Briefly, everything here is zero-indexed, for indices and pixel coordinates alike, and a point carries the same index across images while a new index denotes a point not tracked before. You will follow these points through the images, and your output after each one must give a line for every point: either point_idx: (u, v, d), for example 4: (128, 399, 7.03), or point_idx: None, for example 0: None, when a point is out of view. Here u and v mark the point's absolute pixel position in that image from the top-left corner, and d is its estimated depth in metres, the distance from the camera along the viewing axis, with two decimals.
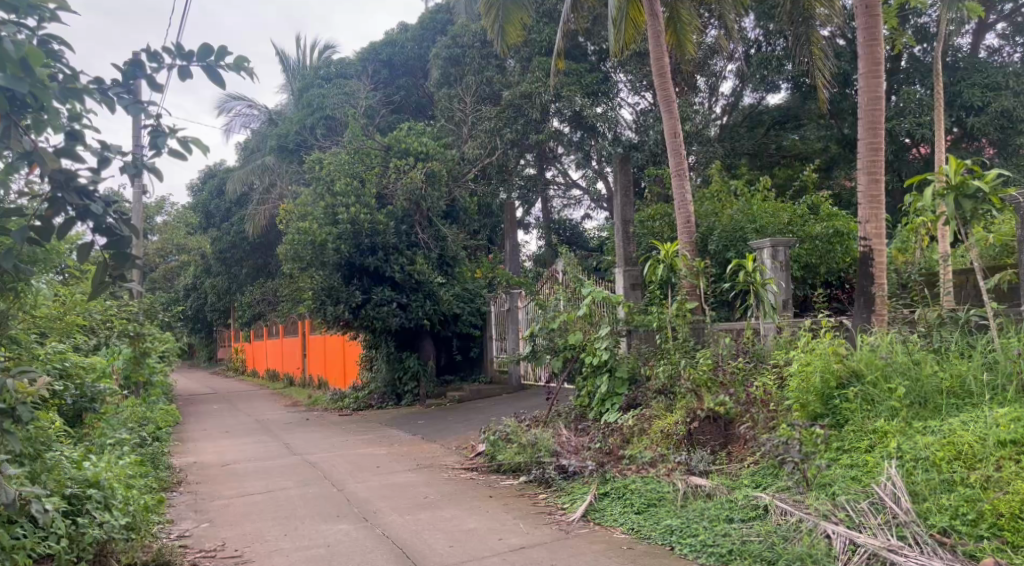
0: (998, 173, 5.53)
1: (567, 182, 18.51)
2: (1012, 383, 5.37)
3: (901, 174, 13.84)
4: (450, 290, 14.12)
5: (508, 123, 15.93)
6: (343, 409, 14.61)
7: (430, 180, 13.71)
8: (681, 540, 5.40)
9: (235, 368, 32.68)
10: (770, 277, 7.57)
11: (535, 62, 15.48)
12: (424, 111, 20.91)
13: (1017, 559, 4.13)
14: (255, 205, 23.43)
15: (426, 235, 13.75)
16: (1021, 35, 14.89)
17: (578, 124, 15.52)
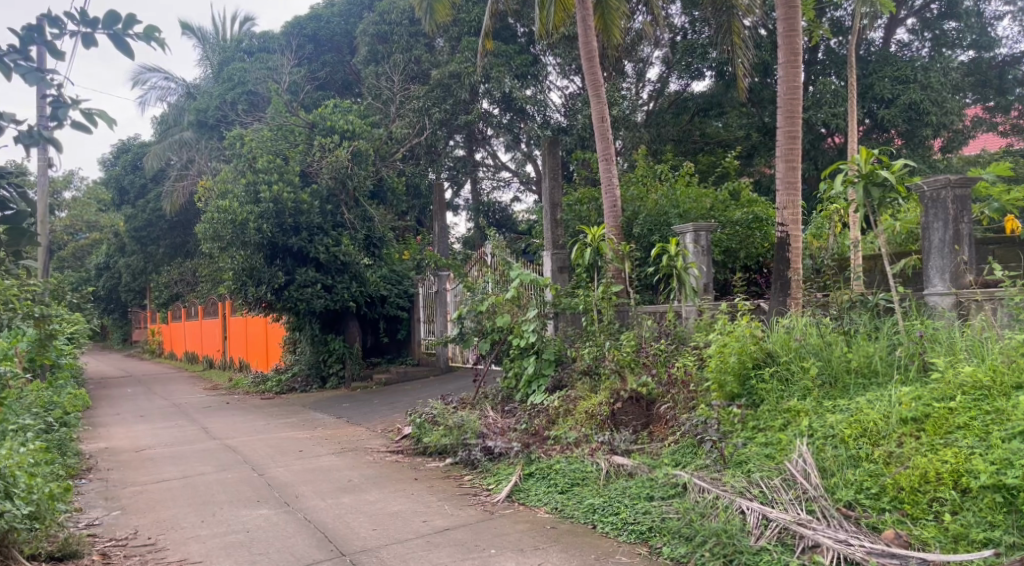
0: (904, 163, 5.78)
1: (496, 164, 18.46)
2: (916, 363, 5.65)
3: (817, 162, 14.25)
4: (377, 272, 13.93)
5: (437, 103, 15.80)
6: (264, 392, 14.32)
7: (357, 159, 13.43)
8: (603, 519, 5.52)
9: (151, 351, 31.54)
10: (692, 261, 7.73)
11: (463, 43, 15.45)
12: (351, 89, 20.52)
13: (916, 531, 4.41)
14: (173, 182, 22.56)
15: (352, 215, 13.49)
16: (929, 30, 15.41)
17: (508, 106, 15.74)
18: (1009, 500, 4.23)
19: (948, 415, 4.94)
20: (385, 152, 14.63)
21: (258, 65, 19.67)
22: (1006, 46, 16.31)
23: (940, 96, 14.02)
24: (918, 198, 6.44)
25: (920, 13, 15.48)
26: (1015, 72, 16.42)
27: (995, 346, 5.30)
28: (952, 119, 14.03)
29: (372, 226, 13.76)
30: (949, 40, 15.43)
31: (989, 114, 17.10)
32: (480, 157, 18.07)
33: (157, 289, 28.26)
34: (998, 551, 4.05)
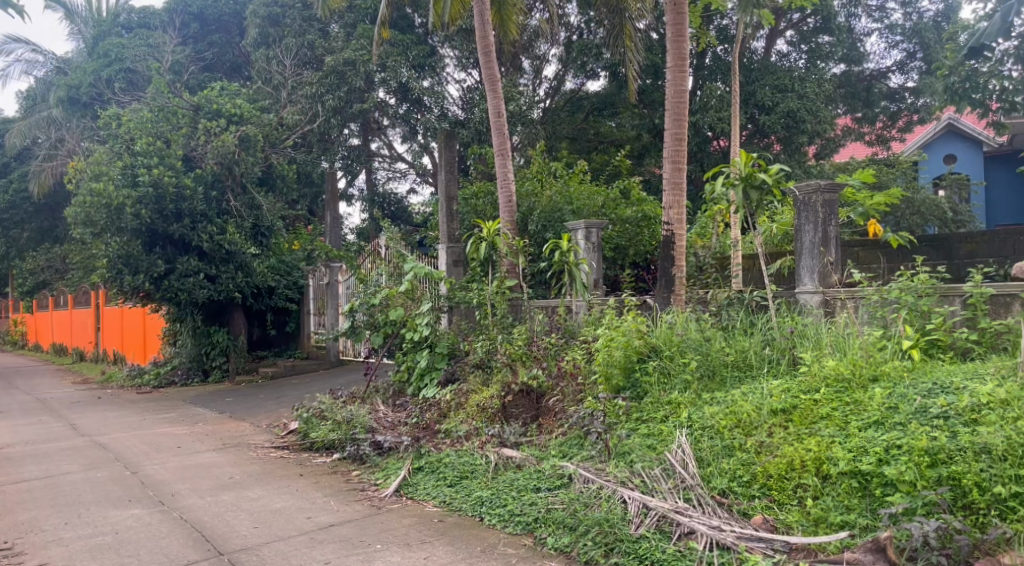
0: (779, 168, 6.08)
1: (392, 155, 18.24)
2: (786, 357, 5.98)
3: (702, 165, 14.78)
4: (264, 262, 13.48)
5: (331, 89, 15.39)
6: (140, 386, 13.68)
7: (243, 144, 13.00)
8: (490, 511, 5.55)
9: (14, 343, 29.29)
10: (583, 257, 7.90)
11: (358, 30, 15.30)
12: (240, 72, 19.98)
13: (782, 516, 4.69)
14: (41, 162, 21.35)
15: (239, 202, 12.96)
16: (805, 43, 16.23)
17: (405, 96, 15.65)
18: (864, 484, 4.56)
19: (813, 406, 5.27)
20: (275, 138, 14.11)
21: (137, 41, 18.74)
22: (874, 61, 17.38)
23: (815, 105, 14.86)
24: (792, 201, 6.81)
25: (798, 26, 16.25)
26: (880, 86, 17.38)
27: (855, 342, 5.72)
28: (825, 128, 14.91)
29: (260, 214, 13.30)
30: (823, 53, 16.11)
31: (857, 125, 18.12)
32: (376, 147, 17.88)
33: (20, 277, 26.29)
34: (853, 532, 4.38)
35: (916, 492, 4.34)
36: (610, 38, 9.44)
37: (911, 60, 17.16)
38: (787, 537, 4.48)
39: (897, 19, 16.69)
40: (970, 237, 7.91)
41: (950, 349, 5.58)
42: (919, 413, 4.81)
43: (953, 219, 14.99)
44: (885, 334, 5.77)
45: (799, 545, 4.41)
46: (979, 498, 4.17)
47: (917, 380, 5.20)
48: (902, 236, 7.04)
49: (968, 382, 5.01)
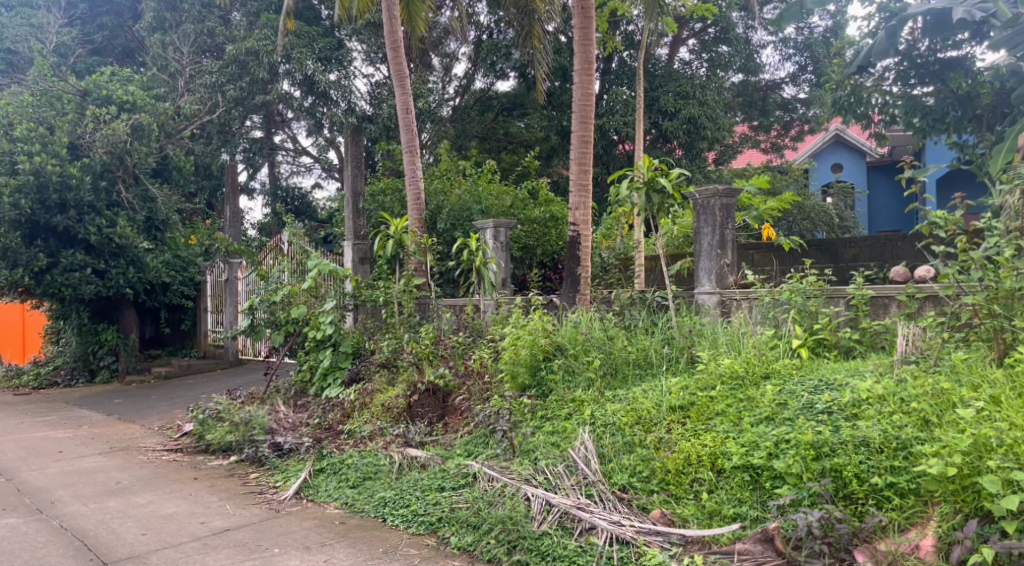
0: (679, 173, 6.39)
1: (297, 149, 17.88)
2: (684, 355, 6.18)
3: (608, 167, 15.06)
4: (157, 258, 12.95)
5: (232, 80, 15.13)
6: (20, 387, 12.88)
7: (136, 133, 12.28)
8: (394, 512, 5.49)
9: None
10: (492, 256, 7.92)
11: (262, 20, 14.95)
12: (132, 57, 19.23)
13: (679, 509, 4.84)
14: None
15: (130, 194, 12.33)
16: (706, 52, 16.48)
17: (309, 89, 15.20)
18: (755, 477, 4.75)
19: (709, 403, 5.45)
20: (171, 127, 13.27)
21: (17, 19, 17.11)
22: (770, 71, 18.17)
23: (714, 113, 15.43)
24: (692, 204, 7.04)
25: (699, 35, 16.57)
26: (775, 97, 18.27)
27: (748, 341, 5.96)
28: (725, 134, 15.70)
29: (155, 207, 12.66)
30: (722, 62, 16.34)
31: (754, 133, 18.69)
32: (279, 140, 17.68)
33: None
34: (744, 523, 4.58)
35: (802, 484, 4.56)
36: (521, 39, 9.51)
37: (803, 72, 18.00)
38: (682, 530, 4.64)
39: (790, 34, 17.55)
40: (853, 243, 8.38)
41: (836, 348, 5.86)
42: (805, 408, 5.05)
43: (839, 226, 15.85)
44: (777, 333, 6.03)
45: (694, 537, 4.59)
46: (858, 489, 4.42)
47: (804, 377, 5.46)
48: (793, 240, 7.36)
49: (849, 378, 5.29)
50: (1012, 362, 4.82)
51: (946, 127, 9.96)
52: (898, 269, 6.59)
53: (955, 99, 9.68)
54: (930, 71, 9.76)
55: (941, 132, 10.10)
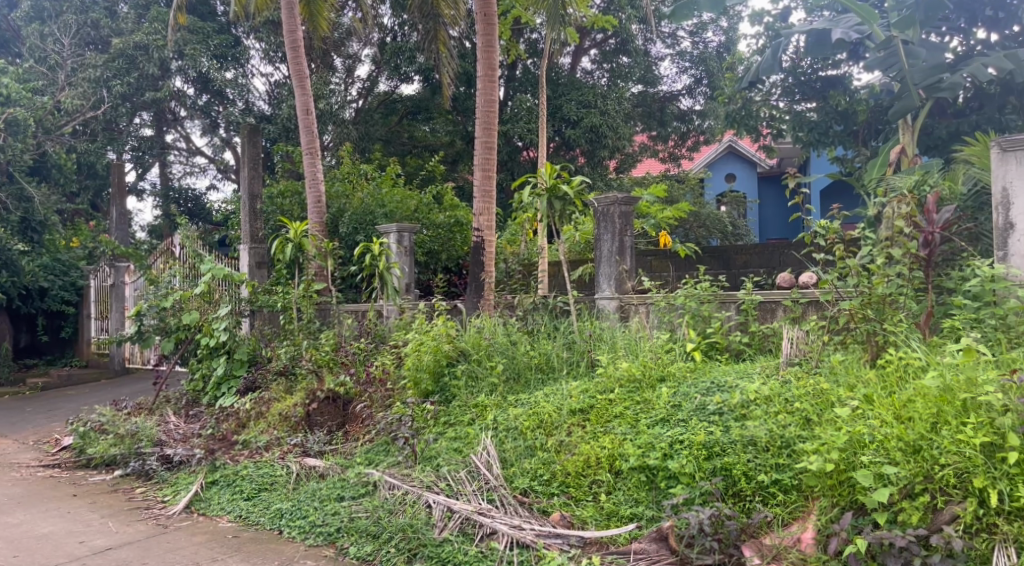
0: (581, 180, 6.45)
1: (190, 148, 17.24)
2: (585, 359, 6.30)
3: (512, 173, 14.97)
4: (35, 260, 12.40)
5: (119, 75, 14.32)
6: None
7: (11, 128, 11.64)
8: (290, 523, 5.32)
9: None
10: (395, 261, 7.85)
11: (151, 14, 14.36)
12: (9, 48, 18.12)
13: (578, 511, 4.91)
14: None
15: (4, 193, 11.54)
16: (607, 62, 17.01)
17: (204, 87, 15.15)
18: (650, 478, 4.89)
19: (608, 406, 5.58)
20: (50, 124, 12.78)
21: None
22: (667, 83, 18.16)
23: (614, 122, 15.63)
24: (593, 211, 7.19)
25: (601, 46, 16.96)
26: (672, 108, 18.13)
27: (645, 345, 6.12)
28: (624, 144, 15.96)
29: (32, 207, 11.97)
30: (623, 72, 16.96)
31: (653, 142, 18.62)
32: (171, 139, 16.78)
33: None
34: (640, 524, 4.69)
35: (695, 483, 4.70)
36: (425, 43, 9.44)
37: (699, 85, 17.99)
38: (581, 531, 4.70)
39: (686, 47, 17.82)
40: (744, 250, 8.76)
41: (727, 351, 6.11)
42: (698, 410, 5.22)
43: (734, 233, 16.39)
44: (672, 337, 6.22)
45: (592, 539, 4.66)
46: (746, 486, 4.60)
47: (697, 380, 5.65)
48: (689, 246, 7.60)
49: (739, 380, 5.52)
50: (884, 363, 5.13)
51: (830, 142, 10.46)
52: (784, 275, 6.88)
53: (836, 113, 10.20)
54: (813, 87, 10.37)
55: (825, 146, 10.57)
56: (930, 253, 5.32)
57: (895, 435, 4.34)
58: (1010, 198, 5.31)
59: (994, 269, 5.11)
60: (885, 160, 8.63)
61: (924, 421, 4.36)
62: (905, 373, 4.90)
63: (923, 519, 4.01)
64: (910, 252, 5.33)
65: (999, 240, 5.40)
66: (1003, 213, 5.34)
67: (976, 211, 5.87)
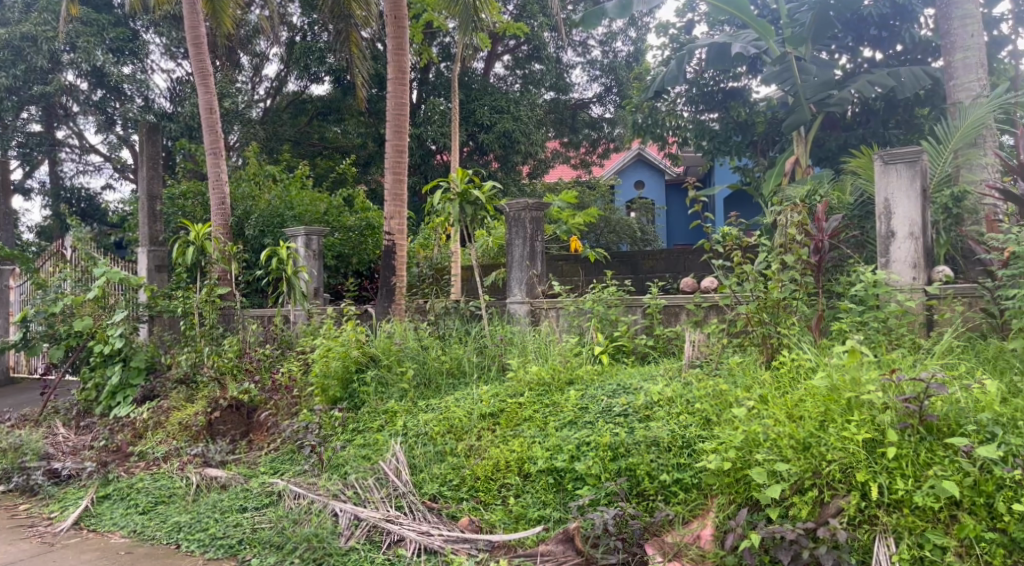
0: (492, 185, 6.52)
1: (83, 146, 16.45)
2: (495, 363, 6.33)
3: (425, 176, 14.95)
4: None
5: (4, 65, 13.62)
6: None
7: None
8: (189, 537, 5.10)
9: None
10: (303, 264, 7.73)
11: (40, 4, 13.65)
12: None
13: (487, 515, 4.92)
14: None
15: None
16: (520, 69, 17.09)
17: (99, 82, 14.36)
18: (558, 480, 4.95)
19: (517, 410, 5.62)
20: None
21: None
22: (578, 91, 18.46)
23: (528, 128, 15.71)
24: (504, 215, 7.24)
25: (513, 52, 17.07)
26: (583, 115, 18.36)
27: (555, 349, 6.19)
28: (537, 149, 16.03)
29: None
30: (535, 79, 17.05)
31: (564, 149, 19.00)
32: (62, 136, 16.02)
33: None
34: (547, 525, 4.73)
35: (601, 484, 4.80)
36: (336, 43, 9.36)
37: (608, 94, 18.36)
38: (489, 535, 4.72)
39: (596, 56, 17.99)
40: (650, 256, 9.09)
41: (633, 354, 6.27)
42: (604, 412, 5.32)
43: (642, 239, 16.81)
44: (580, 341, 6.32)
45: (500, 542, 4.67)
46: (649, 485, 4.71)
47: (604, 382, 5.77)
48: (599, 252, 7.69)
49: (643, 382, 5.66)
50: (778, 364, 5.34)
51: (728, 151, 10.88)
52: (689, 279, 7.01)
53: (735, 125, 10.63)
54: (714, 99, 10.79)
55: (725, 155, 10.99)
56: (820, 259, 5.56)
57: (787, 433, 4.49)
58: (891, 208, 5.66)
59: (876, 275, 5.42)
60: (781, 170, 9.17)
61: (813, 420, 4.52)
62: (797, 373, 5.11)
63: (812, 512, 4.19)
64: (803, 259, 5.58)
65: (883, 248, 5.75)
66: (885, 222, 5.70)
67: (861, 219, 6.52)
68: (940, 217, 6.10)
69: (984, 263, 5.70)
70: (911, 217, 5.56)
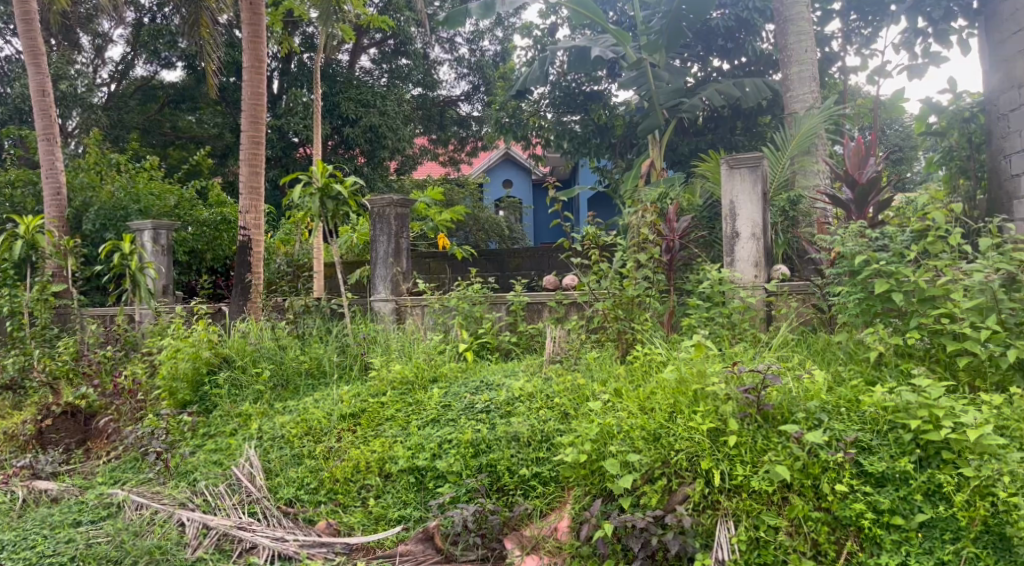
0: (354, 181, 6.41)
1: None
2: (357, 362, 6.21)
3: (287, 169, 14.52)
4: None
5: None
6: None
7: None
8: (12, 556, 4.61)
9: None
10: (150, 260, 7.44)
11: None
12: None
13: (346, 517, 4.81)
14: None
15: None
16: (385, 63, 16.84)
17: None
18: (419, 479, 4.91)
19: (379, 409, 5.53)
20: None
21: None
22: (446, 88, 18.48)
23: (394, 123, 15.68)
24: (368, 212, 7.16)
25: (380, 46, 16.80)
26: (452, 112, 18.37)
27: (418, 347, 6.15)
28: (404, 145, 15.92)
29: None
30: (402, 74, 16.78)
31: (431, 145, 18.83)
32: None
33: None
34: (407, 525, 4.69)
35: (461, 481, 4.81)
36: (187, 26, 8.91)
37: (476, 92, 18.53)
38: (347, 538, 4.60)
39: (463, 54, 18.11)
40: (515, 254, 9.26)
41: (497, 350, 6.33)
42: (467, 409, 5.33)
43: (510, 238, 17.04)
44: (445, 339, 6.31)
45: (358, 544, 4.57)
46: (509, 480, 4.74)
47: (468, 379, 5.77)
48: (465, 250, 7.80)
49: (506, 378, 5.70)
50: (632, 359, 5.53)
51: (589, 152, 11.26)
52: (550, 278, 7.17)
53: (594, 127, 11.01)
54: (576, 101, 11.06)
55: (584, 156, 11.41)
56: (672, 258, 5.94)
57: (638, 425, 4.66)
58: (736, 210, 6.00)
59: (721, 273, 5.75)
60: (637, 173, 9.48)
61: (663, 411, 4.72)
62: (649, 366, 5.32)
63: (661, 501, 4.33)
64: (655, 257, 5.90)
65: (729, 247, 6.08)
66: (731, 223, 6.03)
67: (710, 222, 6.88)
68: (778, 220, 6.58)
69: (815, 263, 6.18)
70: (753, 219, 5.92)
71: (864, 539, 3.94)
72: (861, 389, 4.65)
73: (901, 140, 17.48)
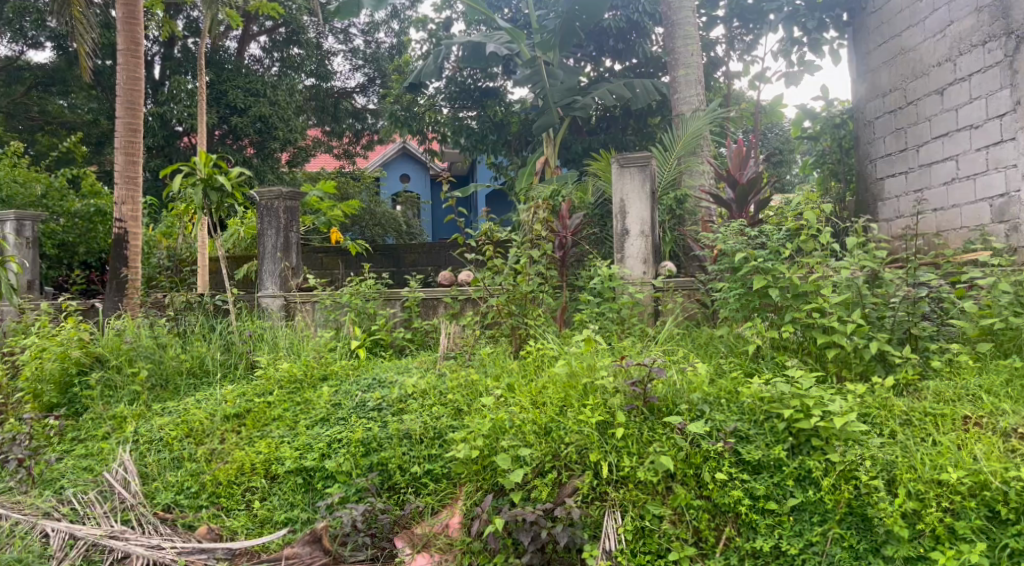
0: (240, 172, 6.13)
1: None
2: (242, 361, 6.00)
3: (170, 159, 13.91)
4: None
5: None
6: None
7: None
8: None
9: None
10: (12, 254, 7.04)
11: None
12: None
13: (228, 521, 4.63)
14: None
15: None
16: (277, 51, 16.30)
17: None
18: (307, 480, 4.77)
19: (265, 409, 5.34)
20: None
21: None
22: (340, 80, 18.05)
23: (285, 114, 15.27)
24: (255, 205, 6.93)
25: (270, 34, 16.14)
26: (347, 104, 18.02)
27: (307, 344, 6.02)
28: (296, 137, 15.46)
29: None
30: (293, 64, 16.29)
31: (325, 137, 18.39)
32: None
33: None
34: (293, 527, 4.55)
35: (351, 480, 4.71)
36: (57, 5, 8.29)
37: (372, 84, 18.22)
38: (229, 543, 4.43)
39: (358, 45, 17.73)
40: (412, 250, 9.22)
41: (391, 347, 6.23)
42: (358, 407, 5.20)
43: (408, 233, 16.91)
44: (336, 336, 6.19)
45: (241, 549, 4.40)
46: (400, 478, 4.68)
47: (359, 377, 5.64)
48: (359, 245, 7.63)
49: (399, 375, 5.59)
50: (525, 354, 5.56)
51: (484, 148, 11.18)
52: (444, 273, 7.12)
53: (490, 124, 11.06)
54: (472, 96, 11.24)
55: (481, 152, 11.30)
56: (564, 254, 6.06)
57: (530, 419, 4.67)
58: (626, 208, 6.14)
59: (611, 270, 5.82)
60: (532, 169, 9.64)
61: (554, 405, 4.76)
62: (541, 362, 5.36)
63: (552, 494, 4.36)
64: (548, 253, 5.99)
65: (619, 244, 6.22)
66: (621, 220, 6.17)
67: (601, 218, 7.13)
68: (665, 217, 6.81)
69: (700, 260, 6.41)
70: (642, 217, 6.08)
71: (742, 524, 4.10)
72: (740, 381, 4.83)
73: (782, 143, 18.38)
